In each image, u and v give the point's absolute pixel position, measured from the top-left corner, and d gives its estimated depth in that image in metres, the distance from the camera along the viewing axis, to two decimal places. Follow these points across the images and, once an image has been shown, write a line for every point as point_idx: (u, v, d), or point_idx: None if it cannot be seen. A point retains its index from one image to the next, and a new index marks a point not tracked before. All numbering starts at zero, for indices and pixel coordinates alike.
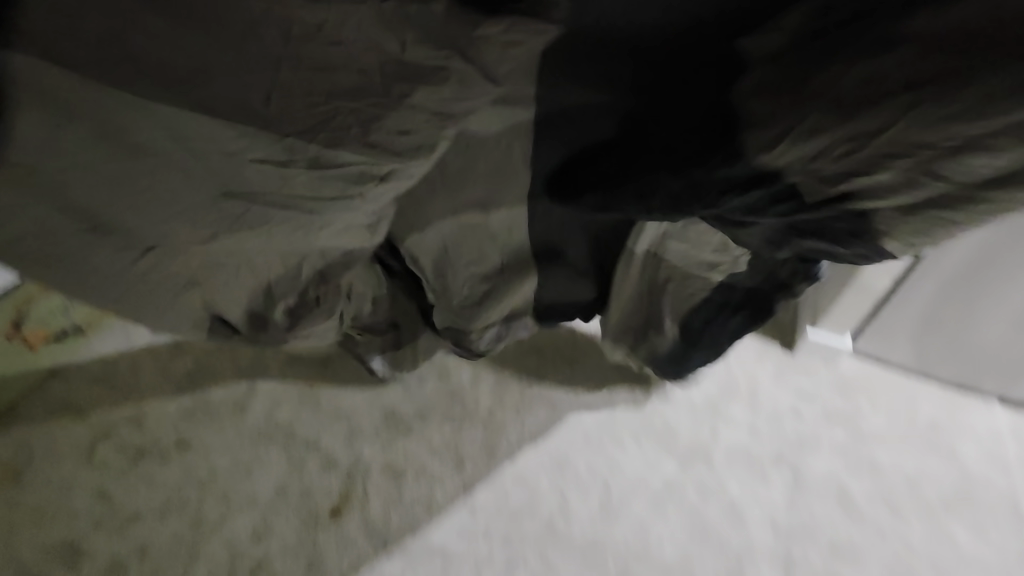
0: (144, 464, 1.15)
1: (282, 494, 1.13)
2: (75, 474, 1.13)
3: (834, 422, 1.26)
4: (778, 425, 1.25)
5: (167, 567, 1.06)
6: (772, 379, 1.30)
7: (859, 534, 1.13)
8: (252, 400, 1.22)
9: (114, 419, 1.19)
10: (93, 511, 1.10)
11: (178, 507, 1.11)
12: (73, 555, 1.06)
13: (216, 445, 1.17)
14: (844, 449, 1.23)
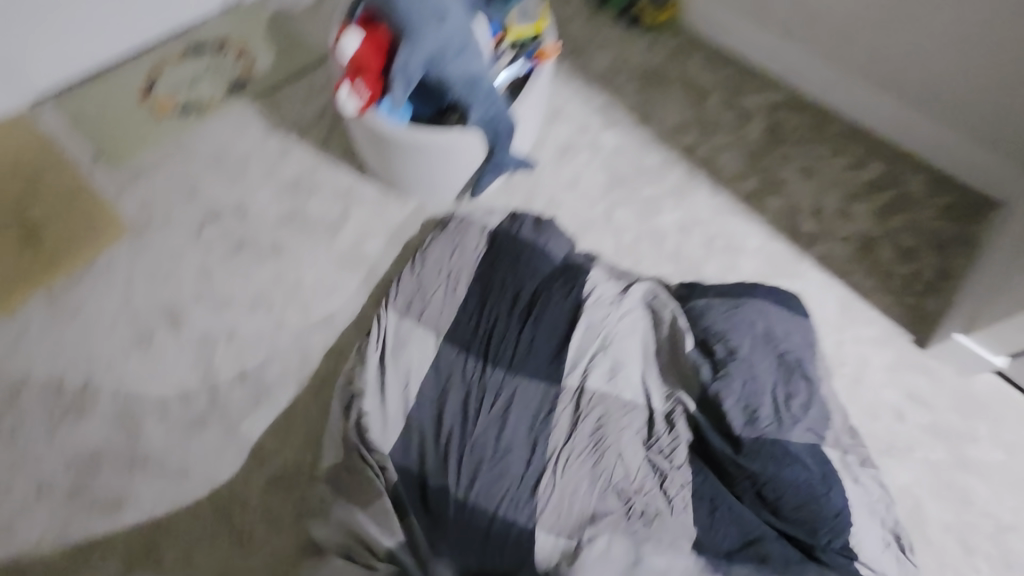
0: (243, 257, 1.24)
1: (357, 326, 1.18)
2: (168, 237, 1.26)
3: (938, 439, 1.13)
4: (873, 420, 1.14)
5: (249, 354, 1.13)
6: (884, 370, 1.19)
7: (959, 557, 1.04)
8: (345, 224, 1.29)
9: (225, 208, 1.30)
10: (196, 284, 1.20)
11: (264, 306, 1.19)
12: (174, 317, 1.17)
13: (306, 258, 1.25)
14: (935, 468, 1.10)
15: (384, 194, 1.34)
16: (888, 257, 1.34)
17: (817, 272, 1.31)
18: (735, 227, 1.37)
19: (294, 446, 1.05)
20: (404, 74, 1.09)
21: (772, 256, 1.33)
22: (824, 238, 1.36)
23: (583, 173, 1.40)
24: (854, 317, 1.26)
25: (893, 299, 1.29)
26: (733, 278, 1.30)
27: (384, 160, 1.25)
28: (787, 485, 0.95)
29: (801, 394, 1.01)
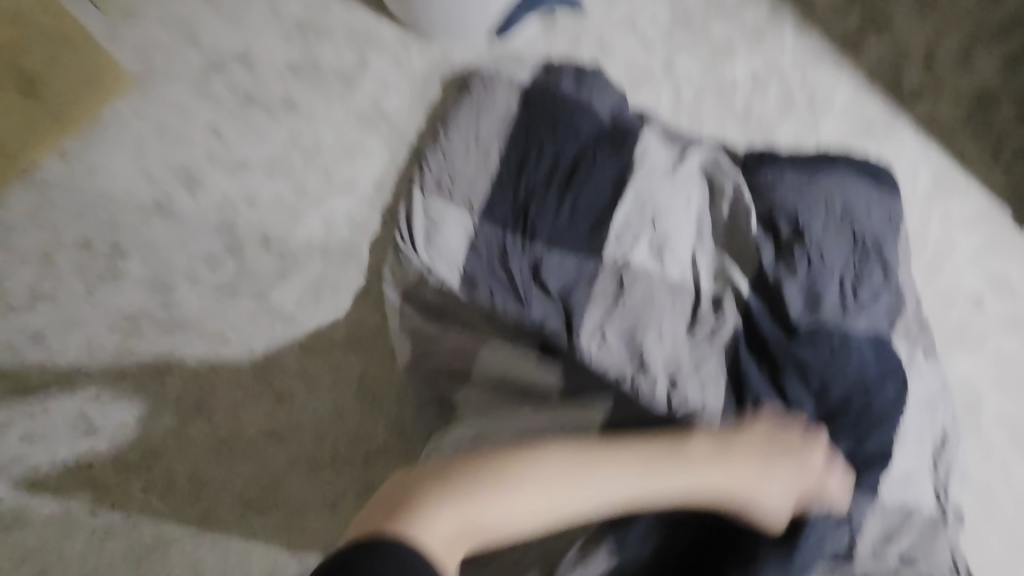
0: (253, 113, 1.12)
1: (381, 192, 1.09)
2: (172, 89, 1.14)
3: (1015, 330, 1.02)
4: (944, 308, 1.02)
5: (271, 222, 1.07)
6: (970, 254, 1.05)
7: (1011, 449, 0.98)
8: (361, 76, 1.14)
9: (228, 55, 1.15)
10: (207, 144, 1.11)
11: (282, 169, 1.10)
12: (191, 179, 1.09)
13: (322, 116, 1.12)
14: (1004, 360, 1.01)
15: (405, 37, 1.16)
16: (1006, 118, 1.11)
17: (913, 137, 1.11)
18: (822, 78, 1.14)
19: (327, 314, 1.03)
20: None
21: (862, 116, 1.12)
22: (930, 93, 1.13)
23: (641, 7, 1.16)
24: (949, 192, 1.08)
25: (1000, 171, 1.09)
26: (810, 143, 1.11)
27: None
28: (849, 381, 0.87)
29: (873, 280, 0.91)
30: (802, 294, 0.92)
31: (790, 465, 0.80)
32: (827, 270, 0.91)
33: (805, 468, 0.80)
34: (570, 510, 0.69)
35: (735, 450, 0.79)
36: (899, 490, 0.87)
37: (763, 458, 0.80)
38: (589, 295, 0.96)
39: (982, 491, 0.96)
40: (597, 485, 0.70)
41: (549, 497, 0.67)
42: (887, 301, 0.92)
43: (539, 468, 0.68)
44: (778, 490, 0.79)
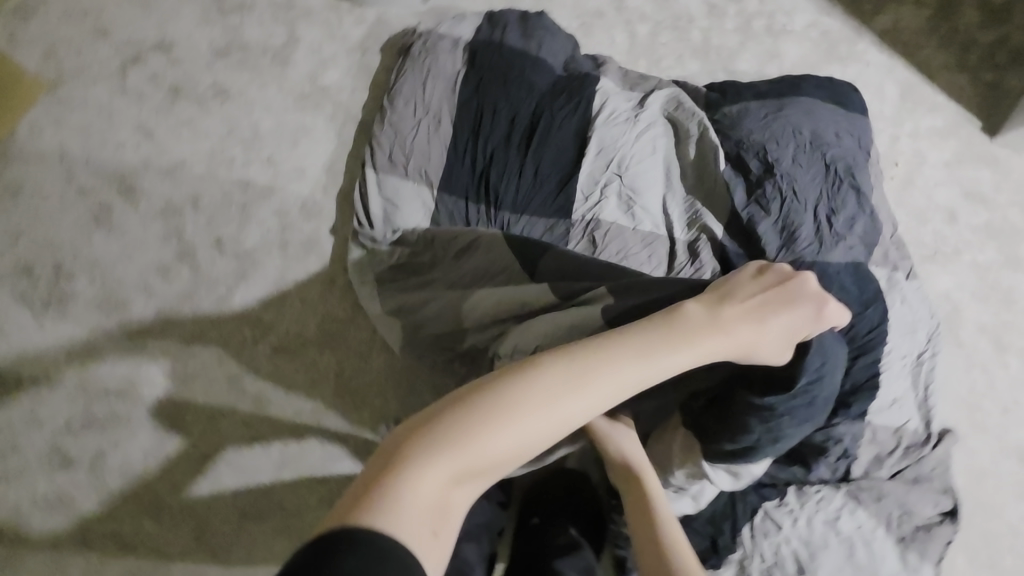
0: (183, 105, 1.04)
1: (333, 176, 1.02)
2: (89, 90, 1.05)
3: (991, 238, 1.02)
4: (920, 225, 1.01)
5: (220, 222, 1.01)
6: (942, 167, 1.03)
7: (996, 358, 0.98)
8: (294, 52, 1.05)
9: (146, 45, 1.06)
10: (138, 146, 1.03)
11: (224, 163, 1.02)
12: (127, 187, 1.02)
13: (257, 101, 1.04)
14: (982, 270, 1.01)
15: (337, 4, 1.08)
16: (969, 23, 1.09)
17: (877, 52, 1.07)
18: (777, 0, 1.09)
19: (294, 310, 0.99)
20: None
21: (823, 35, 1.08)
22: (890, 5, 1.09)
23: None
24: (917, 105, 1.05)
25: (967, 77, 1.07)
26: (775, 69, 1.06)
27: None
28: None
29: (847, 207, 0.89)
30: (777, 230, 0.89)
31: (783, 312, 0.65)
32: (800, 201, 0.88)
33: (799, 311, 0.66)
34: (575, 418, 0.57)
35: (727, 317, 0.63)
36: (891, 416, 0.86)
37: (754, 311, 0.65)
38: None
39: (971, 402, 0.96)
40: (593, 389, 0.57)
41: (548, 408, 0.56)
42: (863, 227, 0.90)
43: (530, 381, 0.56)
44: (774, 337, 0.64)
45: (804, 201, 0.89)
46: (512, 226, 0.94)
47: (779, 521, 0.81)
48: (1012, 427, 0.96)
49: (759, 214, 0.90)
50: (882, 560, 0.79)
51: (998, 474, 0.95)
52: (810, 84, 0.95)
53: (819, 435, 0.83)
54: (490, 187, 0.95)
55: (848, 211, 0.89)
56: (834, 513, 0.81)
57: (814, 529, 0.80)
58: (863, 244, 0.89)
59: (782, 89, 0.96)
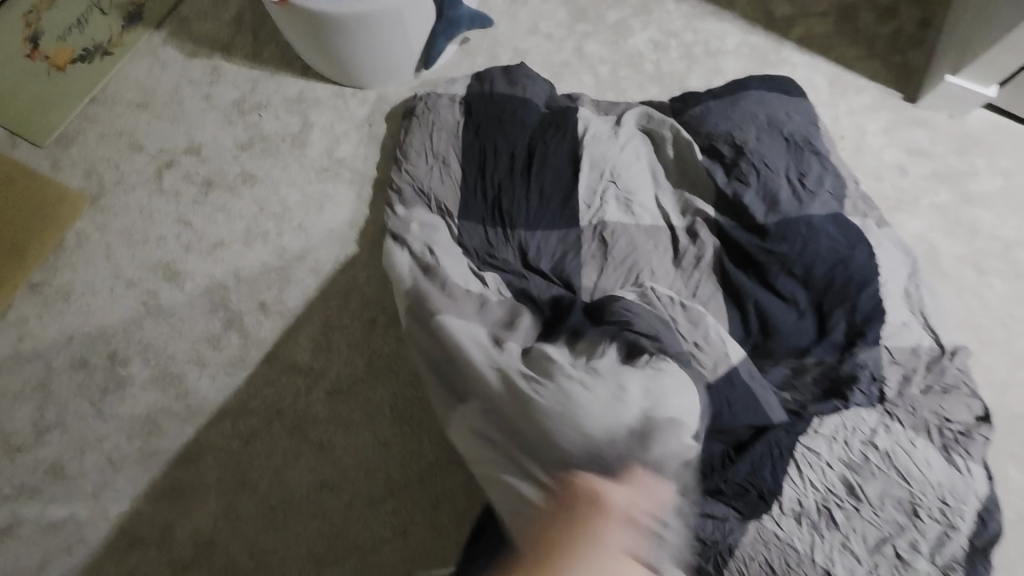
0: (216, 194, 1.16)
1: (359, 228, 1.13)
2: (128, 196, 1.16)
3: (942, 182, 1.16)
4: (877, 181, 1.16)
5: (262, 288, 1.09)
6: (882, 133, 1.20)
7: (979, 281, 1.09)
8: (310, 134, 1.20)
9: (177, 151, 1.19)
10: (178, 235, 1.13)
11: (259, 237, 1.13)
12: (173, 272, 1.10)
13: (282, 180, 1.17)
14: (943, 209, 1.14)
15: (340, 90, 1.24)
16: (867, 21, 1.31)
17: (799, 55, 1.28)
18: (709, 29, 1.31)
19: (342, 355, 1.05)
20: None
21: (753, 50, 1.28)
22: (800, 19, 1.31)
23: (540, 13, 1.31)
24: (846, 89, 1.24)
25: (880, 62, 1.27)
26: (721, 81, 1.26)
27: (331, 51, 1.14)
28: (828, 259, 0.97)
29: (814, 171, 1.02)
30: (760, 199, 1.02)
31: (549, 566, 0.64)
32: (773, 170, 1.02)
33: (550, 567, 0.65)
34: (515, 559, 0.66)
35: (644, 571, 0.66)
36: (909, 338, 0.95)
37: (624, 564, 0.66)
38: (579, 261, 1.03)
39: (971, 322, 1.06)
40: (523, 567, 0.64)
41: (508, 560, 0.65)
42: (832, 182, 1.03)
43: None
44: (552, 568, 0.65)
45: (778, 170, 1.02)
46: (529, 240, 1.05)
47: (818, 449, 0.86)
48: (1007, 336, 1.05)
49: (743, 187, 1.02)
50: (927, 466, 0.85)
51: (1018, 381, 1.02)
52: (756, 81, 1.13)
53: (845, 366, 0.93)
54: (505, 209, 1.07)
55: (817, 172, 1.02)
56: (871, 432, 0.87)
57: (854, 449, 0.86)
58: (835, 199, 1.02)
59: (731, 89, 1.13)
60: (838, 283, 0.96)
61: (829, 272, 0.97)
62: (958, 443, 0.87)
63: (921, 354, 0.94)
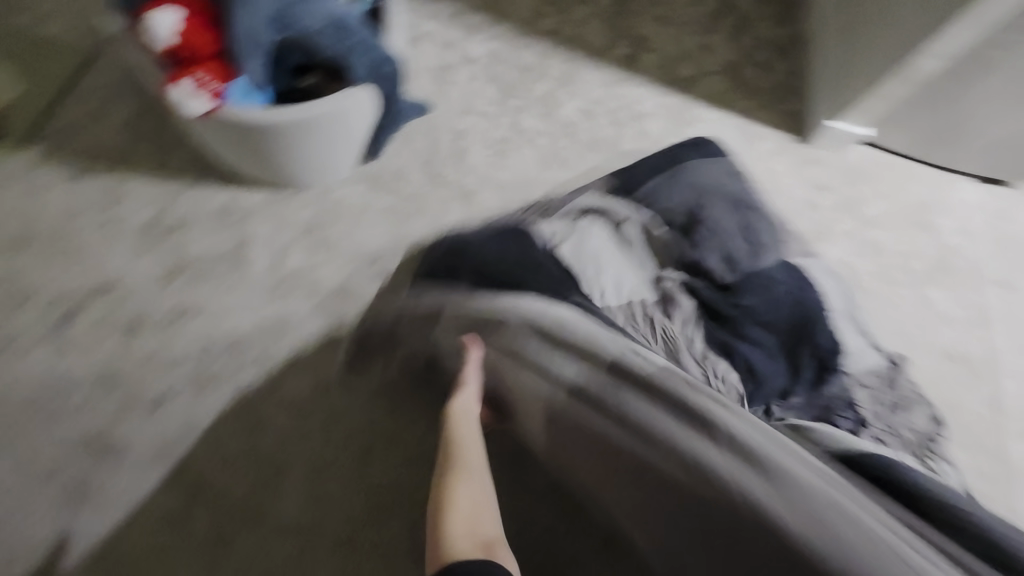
0: (146, 337, 0.98)
1: (331, 346, 1.02)
2: (26, 360, 0.95)
3: (845, 211, 1.36)
4: (797, 218, 1.33)
5: (229, 438, 0.94)
6: (790, 173, 1.37)
7: (895, 293, 1.29)
8: (250, 250, 1.07)
9: (84, 293, 1.00)
10: (106, 396, 0.94)
11: (212, 378, 0.97)
12: (108, 444, 0.92)
13: (228, 307, 1.02)
14: (852, 234, 1.33)
15: (275, 195, 1.12)
16: (753, 75, 1.48)
17: (707, 112, 1.42)
18: (627, 93, 1.40)
19: (338, 499, 0.92)
20: (253, 47, 0.90)
21: (669, 110, 1.40)
22: (701, 78, 1.46)
23: (471, 92, 1.31)
24: (753, 138, 1.40)
25: (772, 111, 1.45)
26: (650, 142, 1.35)
27: (269, 152, 1.04)
28: (793, 307, 1.07)
29: (756, 227, 1.13)
30: (723, 263, 1.10)
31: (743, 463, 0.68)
32: (726, 235, 1.11)
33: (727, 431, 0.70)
34: None
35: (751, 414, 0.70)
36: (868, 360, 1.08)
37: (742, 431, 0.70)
38: None
39: (897, 329, 1.26)
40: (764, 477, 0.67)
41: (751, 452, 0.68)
42: (774, 230, 1.15)
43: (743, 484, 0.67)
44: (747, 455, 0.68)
45: (730, 233, 1.12)
46: None
47: None
48: (924, 335, 1.26)
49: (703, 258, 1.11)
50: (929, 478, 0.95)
51: (939, 373, 1.23)
52: (682, 150, 1.22)
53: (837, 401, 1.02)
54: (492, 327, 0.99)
55: (760, 226, 1.13)
56: None
57: None
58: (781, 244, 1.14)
59: (664, 161, 1.21)
60: (806, 325, 1.06)
61: (793, 314, 1.06)
62: (929, 449, 1.00)
63: (877, 373, 1.07)
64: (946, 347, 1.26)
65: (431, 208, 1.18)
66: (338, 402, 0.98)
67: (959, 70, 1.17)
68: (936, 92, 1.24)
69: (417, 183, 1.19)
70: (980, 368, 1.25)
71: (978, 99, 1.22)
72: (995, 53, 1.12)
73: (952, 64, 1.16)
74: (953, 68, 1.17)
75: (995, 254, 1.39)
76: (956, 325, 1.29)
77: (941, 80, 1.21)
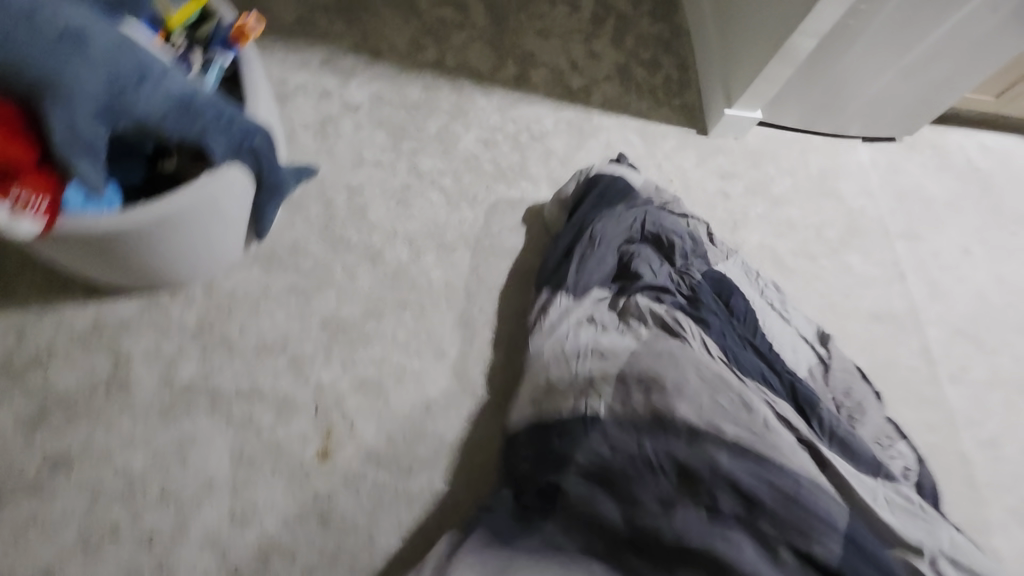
0: (16, 504, 0.83)
1: (247, 462, 0.90)
2: None
3: (755, 195, 1.37)
4: (713, 211, 1.33)
5: None
6: (697, 168, 1.37)
7: (817, 267, 1.31)
8: (129, 370, 0.92)
9: None
10: None
11: (108, 535, 0.83)
12: None
13: (113, 444, 0.87)
14: (767, 217, 1.35)
15: (151, 299, 0.98)
16: (643, 76, 1.48)
17: (607, 119, 1.39)
18: (523, 114, 1.35)
19: None
20: (81, 146, 0.75)
21: (569, 125, 1.36)
22: (594, 86, 1.43)
23: (359, 141, 1.21)
24: (655, 139, 1.39)
25: (668, 108, 1.45)
26: (556, 161, 1.30)
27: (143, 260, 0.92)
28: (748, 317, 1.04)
29: (680, 248, 1.09)
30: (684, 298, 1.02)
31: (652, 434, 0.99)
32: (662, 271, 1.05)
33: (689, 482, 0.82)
34: None
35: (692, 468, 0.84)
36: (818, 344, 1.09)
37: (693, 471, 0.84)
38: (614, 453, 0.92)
39: (825, 302, 1.28)
40: None
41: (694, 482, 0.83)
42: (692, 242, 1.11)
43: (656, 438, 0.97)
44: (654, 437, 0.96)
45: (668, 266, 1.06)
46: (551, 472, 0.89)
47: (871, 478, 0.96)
48: (851, 302, 1.29)
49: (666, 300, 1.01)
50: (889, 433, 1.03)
51: (871, 336, 1.26)
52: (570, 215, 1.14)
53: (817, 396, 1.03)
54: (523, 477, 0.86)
55: (684, 245, 1.10)
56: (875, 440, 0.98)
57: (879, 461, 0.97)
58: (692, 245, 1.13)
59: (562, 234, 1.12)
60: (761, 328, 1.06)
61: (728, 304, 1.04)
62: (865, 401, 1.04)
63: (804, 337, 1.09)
64: (873, 309, 1.29)
65: (337, 278, 1.07)
66: (270, 527, 0.87)
67: (834, 40, 1.23)
68: (816, 65, 1.29)
69: (316, 253, 1.08)
70: (907, 323, 1.29)
71: (849, 69, 1.29)
72: (851, 25, 1.19)
73: (827, 35, 1.21)
74: (829, 39, 1.22)
75: (896, 209, 1.46)
76: (878, 286, 1.32)
77: (818, 52, 1.26)
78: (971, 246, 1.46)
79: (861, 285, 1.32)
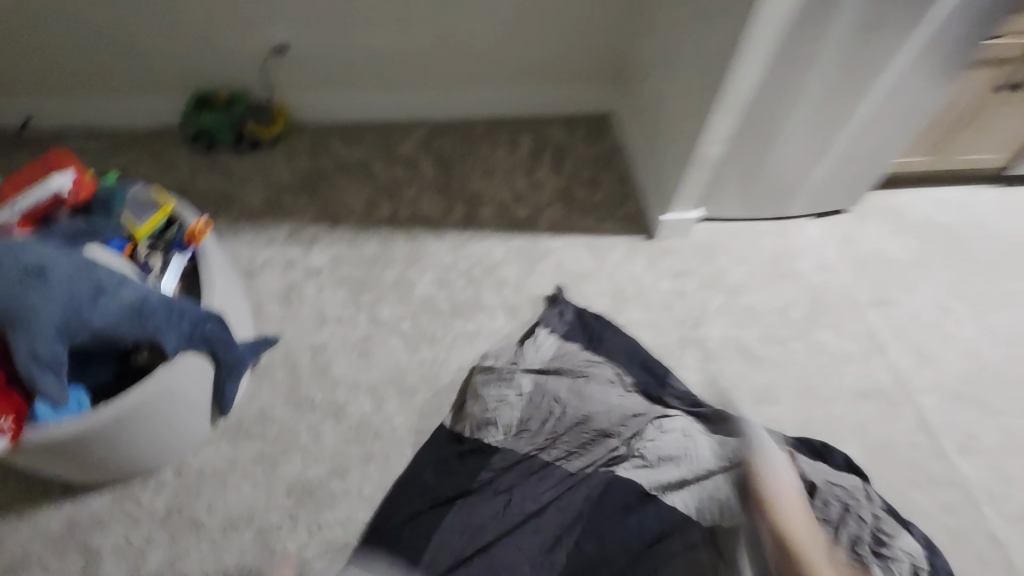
0: None
1: None
2: None
3: (710, 289, 1.39)
4: (670, 310, 1.35)
5: None
6: (648, 271, 1.42)
7: (787, 350, 1.29)
8: (99, 567, 0.95)
9: None
10: None
11: None
12: None
13: None
14: (726, 308, 1.36)
15: (123, 490, 1.02)
16: (585, 194, 1.58)
17: (555, 241, 1.48)
18: (475, 250, 1.44)
19: None
20: (40, 366, 0.84)
21: (519, 252, 1.44)
22: (540, 212, 1.53)
23: (321, 302, 1.30)
24: (604, 251, 1.46)
25: (612, 220, 1.53)
26: (510, 289, 1.37)
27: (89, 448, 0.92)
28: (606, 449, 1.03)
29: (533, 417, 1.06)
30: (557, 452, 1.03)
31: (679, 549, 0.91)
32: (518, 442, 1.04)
33: None
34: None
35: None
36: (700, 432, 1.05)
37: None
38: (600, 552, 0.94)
39: (802, 385, 1.24)
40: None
41: None
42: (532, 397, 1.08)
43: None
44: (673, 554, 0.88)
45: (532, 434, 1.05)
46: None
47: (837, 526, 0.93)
48: (830, 381, 1.25)
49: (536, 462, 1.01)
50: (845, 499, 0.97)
51: (862, 415, 1.19)
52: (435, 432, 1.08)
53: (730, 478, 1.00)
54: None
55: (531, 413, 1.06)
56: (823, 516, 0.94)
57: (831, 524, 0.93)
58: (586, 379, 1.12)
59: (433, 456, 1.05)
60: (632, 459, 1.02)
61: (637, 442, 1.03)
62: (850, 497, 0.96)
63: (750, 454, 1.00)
64: (857, 385, 1.24)
65: (301, 441, 1.09)
66: None
67: (754, 138, 1.29)
68: (743, 160, 1.34)
69: (281, 417, 1.12)
70: (898, 394, 1.23)
71: (780, 159, 1.35)
72: (765, 124, 1.26)
73: (739, 135, 1.28)
74: (748, 138, 1.29)
75: (859, 277, 1.45)
76: (856, 360, 1.28)
77: (743, 151, 1.31)
78: (950, 302, 1.42)
79: (838, 361, 1.28)
